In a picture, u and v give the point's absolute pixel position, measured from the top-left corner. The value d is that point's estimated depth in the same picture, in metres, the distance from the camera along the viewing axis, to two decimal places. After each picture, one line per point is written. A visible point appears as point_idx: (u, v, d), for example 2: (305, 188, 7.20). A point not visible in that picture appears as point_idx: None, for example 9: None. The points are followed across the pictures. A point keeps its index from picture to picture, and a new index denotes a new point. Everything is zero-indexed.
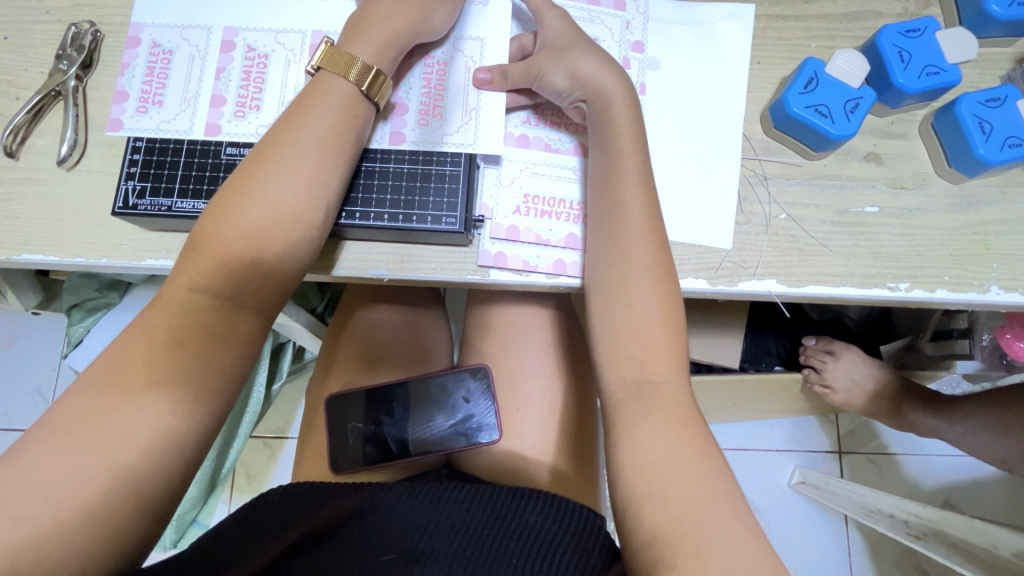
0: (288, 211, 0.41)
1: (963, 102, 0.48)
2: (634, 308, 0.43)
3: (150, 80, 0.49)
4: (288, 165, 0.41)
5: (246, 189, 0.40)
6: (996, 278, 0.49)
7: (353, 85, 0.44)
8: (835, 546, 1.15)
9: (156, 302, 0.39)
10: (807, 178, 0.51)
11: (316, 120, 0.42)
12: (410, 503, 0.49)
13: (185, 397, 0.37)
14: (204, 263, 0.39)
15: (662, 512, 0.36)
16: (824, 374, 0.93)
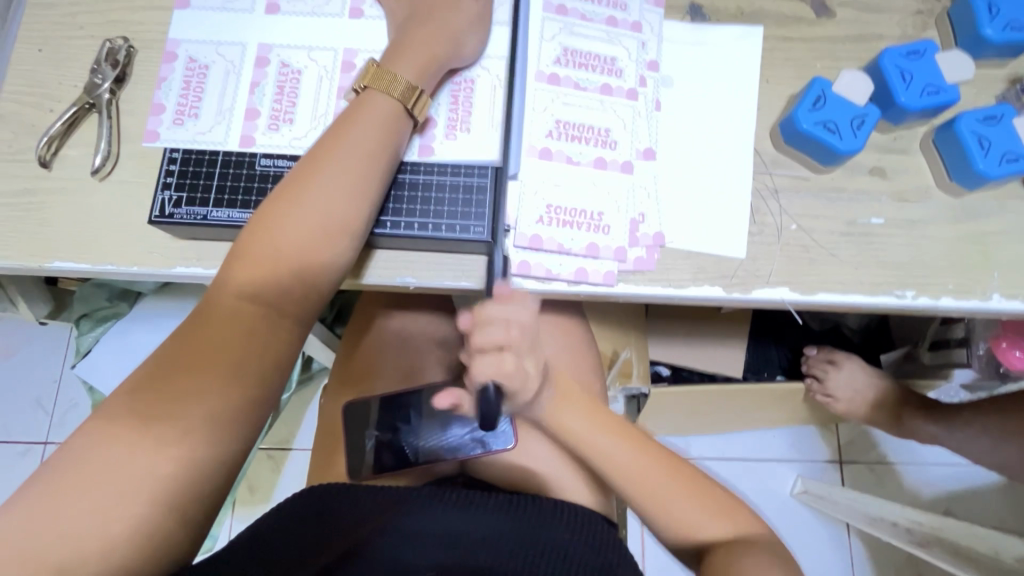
0: (333, 222, 0.43)
1: (962, 120, 0.51)
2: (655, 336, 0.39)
3: (187, 95, 0.51)
4: (336, 178, 0.44)
5: (297, 199, 0.43)
6: (997, 287, 0.51)
7: (398, 100, 0.47)
8: (839, 555, 1.16)
9: (205, 306, 0.41)
10: (816, 191, 0.53)
11: (363, 134, 0.45)
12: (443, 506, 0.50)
13: (224, 400, 0.38)
14: (255, 270, 0.41)
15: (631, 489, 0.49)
16: (826, 383, 0.95)
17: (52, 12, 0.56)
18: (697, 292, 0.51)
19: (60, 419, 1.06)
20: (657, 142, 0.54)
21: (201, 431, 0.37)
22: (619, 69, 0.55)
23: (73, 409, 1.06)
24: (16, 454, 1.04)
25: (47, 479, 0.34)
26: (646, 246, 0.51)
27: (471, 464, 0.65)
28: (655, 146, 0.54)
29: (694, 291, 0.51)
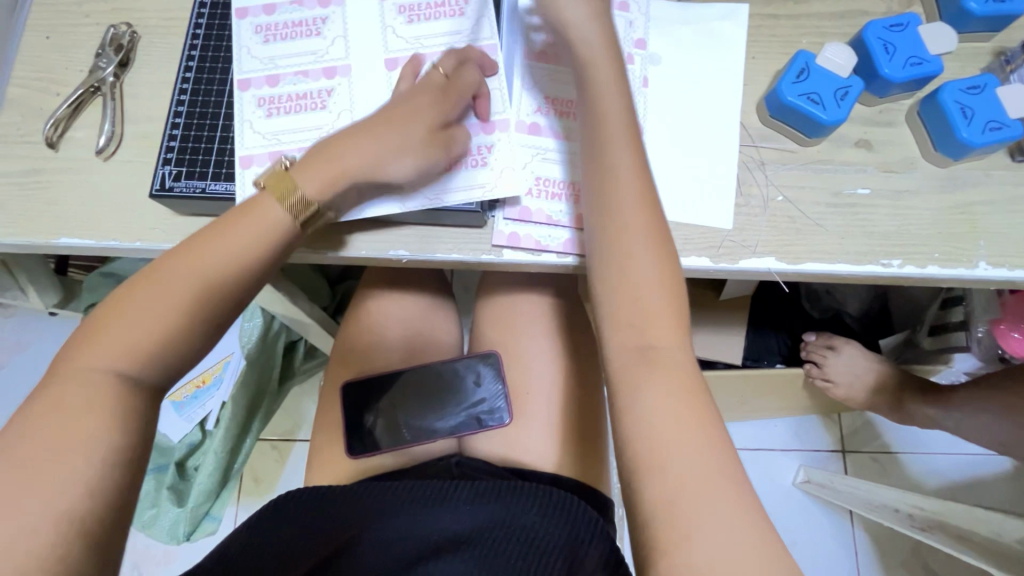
0: (261, 239, 0.43)
1: (945, 90, 0.52)
2: (632, 277, 0.45)
3: (280, 27, 0.53)
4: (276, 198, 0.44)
5: (223, 232, 0.42)
6: (984, 255, 0.51)
7: (288, 215, 0.44)
8: (842, 544, 1.15)
9: (113, 306, 0.39)
10: (802, 163, 0.54)
11: (339, 159, 0.45)
12: (414, 501, 0.51)
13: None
14: (172, 280, 0.40)
15: (658, 489, 0.39)
16: (825, 368, 0.95)
17: (60, 2, 0.58)
18: (685, 262, 0.51)
19: None
20: (645, 117, 0.55)
21: None
22: None
23: None
24: None
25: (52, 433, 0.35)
26: None
27: (467, 442, 0.67)
28: (643, 121, 0.55)
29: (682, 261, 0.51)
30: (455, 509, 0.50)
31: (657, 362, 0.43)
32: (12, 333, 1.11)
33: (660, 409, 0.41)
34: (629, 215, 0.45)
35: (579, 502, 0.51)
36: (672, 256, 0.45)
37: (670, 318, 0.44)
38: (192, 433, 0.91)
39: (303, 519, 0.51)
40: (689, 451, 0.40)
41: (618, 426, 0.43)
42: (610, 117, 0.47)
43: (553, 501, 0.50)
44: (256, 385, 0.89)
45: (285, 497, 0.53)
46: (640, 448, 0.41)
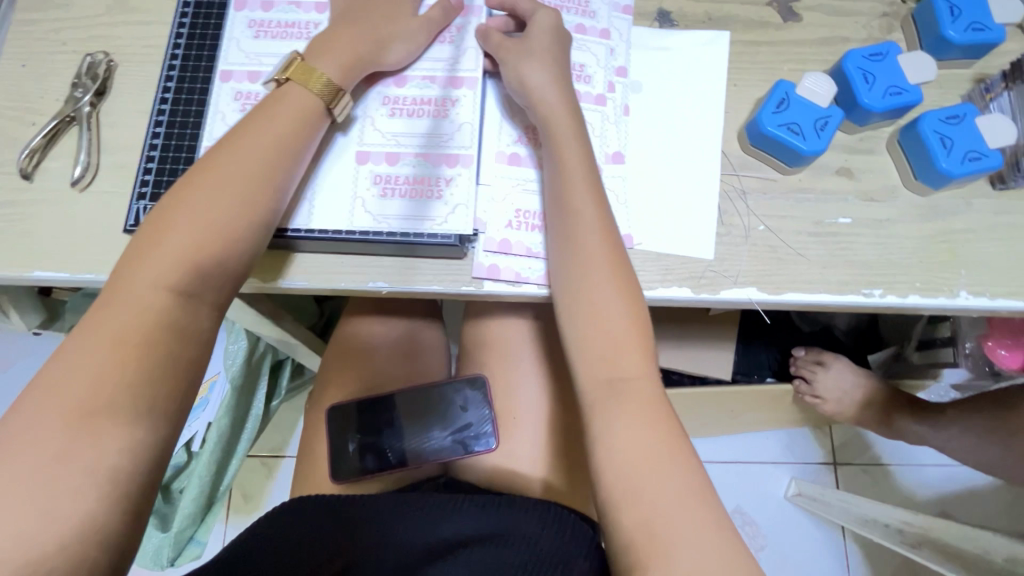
0: (256, 197, 0.45)
1: (925, 120, 0.51)
2: (599, 312, 0.46)
3: (270, 26, 0.54)
4: (241, 167, 0.45)
5: (225, 175, 0.44)
6: (964, 285, 0.51)
7: (316, 96, 0.48)
8: (834, 558, 1.15)
9: (104, 302, 0.41)
10: (783, 192, 0.54)
11: (254, 139, 0.46)
12: (404, 511, 0.51)
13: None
14: (158, 264, 0.42)
15: (634, 527, 0.39)
16: (814, 384, 0.95)
17: (37, 29, 0.58)
18: (666, 293, 0.51)
19: None
20: (626, 146, 0.54)
21: None
22: (588, 76, 0.56)
23: None
24: None
25: (20, 484, 0.35)
26: None
27: (451, 467, 0.66)
28: (624, 150, 0.54)
29: (663, 293, 0.51)
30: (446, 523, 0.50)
31: (626, 396, 0.44)
32: None
33: (630, 444, 0.42)
34: (593, 246, 0.47)
35: (566, 515, 0.51)
36: (635, 288, 0.47)
37: (636, 347, 0.45)
38: (179, 455, 0.89)
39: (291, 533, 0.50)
40: (657, 478, 0.40)
41: (596, 465, 0.42)
42: (570, 156, 0.49)
43: (539, 517, 0.50)
44: (241, 409, 0.88)
45: (275, 513, 0.52)
46: (612, 487, 0.41)
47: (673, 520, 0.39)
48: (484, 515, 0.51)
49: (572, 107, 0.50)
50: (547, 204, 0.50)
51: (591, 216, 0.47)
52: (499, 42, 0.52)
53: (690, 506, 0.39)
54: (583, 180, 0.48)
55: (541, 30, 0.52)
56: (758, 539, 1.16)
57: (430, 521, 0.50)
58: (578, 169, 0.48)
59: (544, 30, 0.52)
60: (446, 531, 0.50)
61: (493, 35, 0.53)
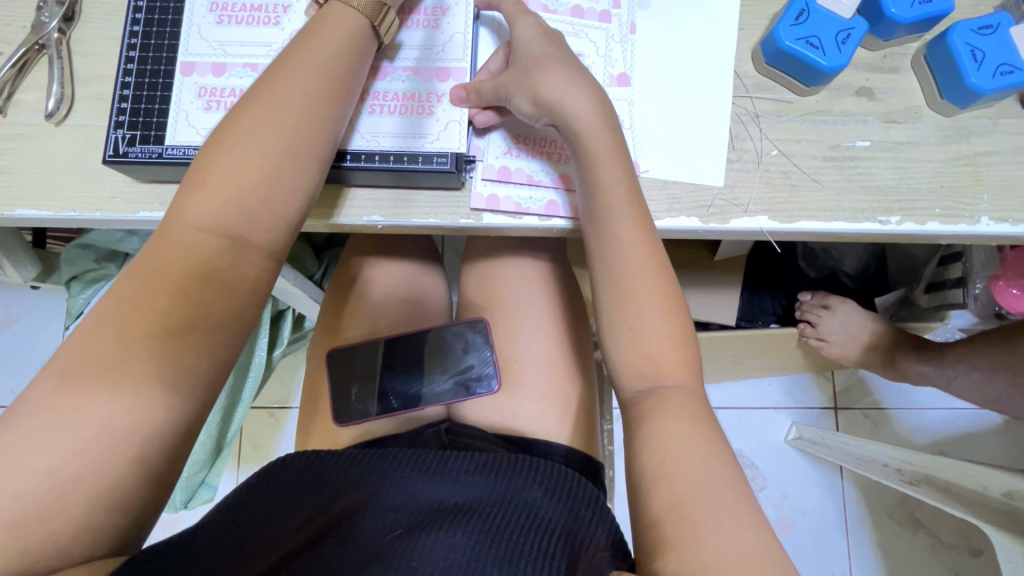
0: (303, 130, 0.41)
1: (955, 30, 0.48)
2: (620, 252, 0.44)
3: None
4: (303, 96, 0.41)
5: (262, 105, 0.41)
6: (986, 210, 0.49)
7: (364, 17, 0.44)
8: (831, 498, 1.18)
9: (163, 238, 0.39)
10: (800, 115, 0.50)
11: (307, 66, 0.42)
12: (414, 466, 0.50)
13: (187, 337, 0.38)
14: (216, 198, 0.39)
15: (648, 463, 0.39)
16: (819, 327, 0.94)
17: None
18: (673, 223, 0.49)
19: None
20: (632, 66, 0.51)
21: (165, 365, 0.37)
22: None
23: None
24: None
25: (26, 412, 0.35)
26: None
27: (455, 409, 0.66)
28: (630, 72, 0.51)
29: (669, 223, 0.49)
30: (453, 479, 0.49)
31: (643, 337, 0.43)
32: None
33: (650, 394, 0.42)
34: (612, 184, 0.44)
35: (573, 476, 0.52)
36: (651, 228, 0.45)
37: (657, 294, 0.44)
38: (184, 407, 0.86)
39: (291, 492, 0.47)
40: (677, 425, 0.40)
41: None
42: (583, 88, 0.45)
43: (547, 480, 0.50)
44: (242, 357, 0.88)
45: (267, 467, 0.49)
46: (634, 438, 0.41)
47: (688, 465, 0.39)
48: (493, 477, 0.49)
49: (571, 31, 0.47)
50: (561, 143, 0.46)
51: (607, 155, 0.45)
52: None
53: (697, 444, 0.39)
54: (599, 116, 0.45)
55: None
56: (757, 482, 1.18)
57: (439, 476, 0.49)
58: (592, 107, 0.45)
59: None
60: (456, 490, 0.48)
61: None
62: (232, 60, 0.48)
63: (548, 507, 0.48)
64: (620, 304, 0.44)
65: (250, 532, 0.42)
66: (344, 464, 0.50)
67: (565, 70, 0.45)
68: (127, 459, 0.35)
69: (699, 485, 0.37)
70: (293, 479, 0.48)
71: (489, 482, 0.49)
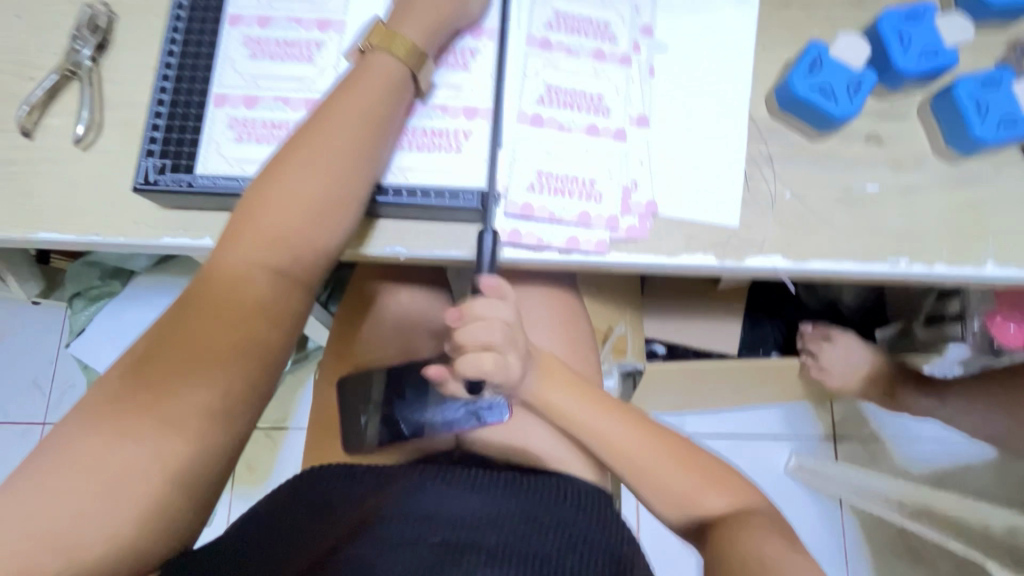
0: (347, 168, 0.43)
1: (961, 84, 0.50)
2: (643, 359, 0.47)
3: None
4: (348, 136, 0.43)
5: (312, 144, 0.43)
6: (991, 254, 0.51)
7: (404, 65, 0.46)
8: (831, 529, 1.18)
9: (211, 276, 0.41)
10: (812, 158, 0.52)
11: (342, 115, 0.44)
12: (433, 482, 0.51)
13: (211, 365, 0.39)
14: (263, 238, 0.41)
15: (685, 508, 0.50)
16: (821, 359, 0.95)
17: None
18: (690, 260, 0.50)
19: (57, 399, 1.06)
20: (650, 108, 0.53)
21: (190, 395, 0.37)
22: (612, 34, 0.53)
23: (70, 390, 1.06)
24: (14, 434, 1.04)
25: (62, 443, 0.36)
26: (638, 215, 0.51)
27: (465, 438, 0.66)
28: (649, 114, 0.53)
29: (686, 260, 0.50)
30: (474, 494, 0.51)
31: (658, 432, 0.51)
32: None
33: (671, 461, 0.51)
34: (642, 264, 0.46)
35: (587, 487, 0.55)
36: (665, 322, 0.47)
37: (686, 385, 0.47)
38: None
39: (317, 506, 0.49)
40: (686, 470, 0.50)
41: None
42: None
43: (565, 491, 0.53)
44: None
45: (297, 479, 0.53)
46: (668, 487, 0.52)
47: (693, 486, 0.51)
48: (511, 494, 0.51)
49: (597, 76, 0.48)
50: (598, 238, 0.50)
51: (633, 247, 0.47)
52: None
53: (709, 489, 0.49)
54: None
55: None
56: None
57: (458, 493, 0.50)
58: None
59: None
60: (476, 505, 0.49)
61: None
62: (264, 93, 0.49)
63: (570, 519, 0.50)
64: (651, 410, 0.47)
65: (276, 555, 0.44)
66: (364, 476, 0.52)
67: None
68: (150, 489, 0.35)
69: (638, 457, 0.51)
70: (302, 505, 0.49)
71: (501, 498, 0.50)
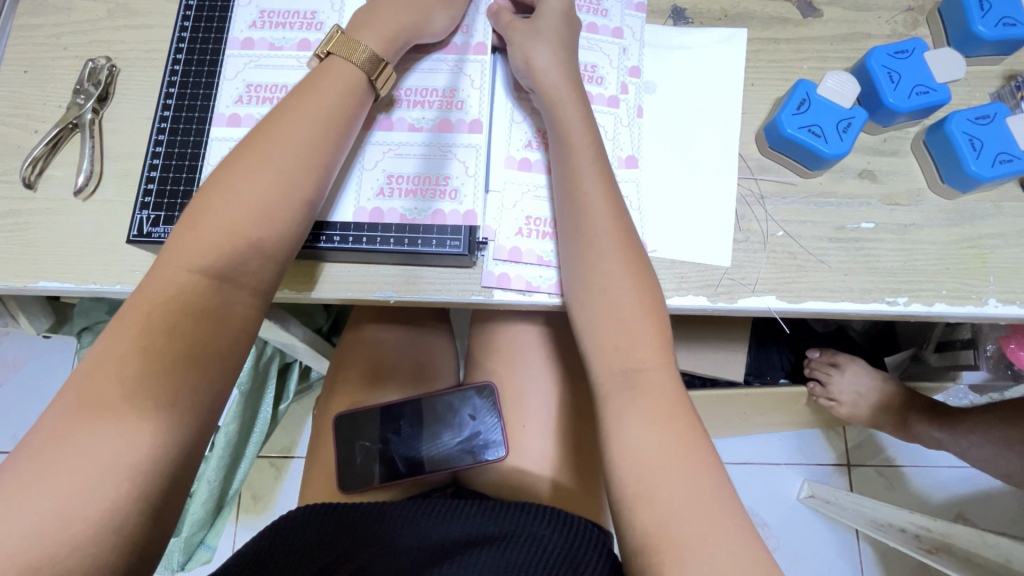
0: (321, 131, 0.44)
1: (953, 120, 0.49)
2: (612, 300, 0.44)
3: (275, 15, 0.53)
4: (307, 121, 0.44)
5: (281, 117, 0.44)
6: (994, 292, 0.49)
7: (362, 70, 0.46)
8: (847, 560, 1.14)
9: (195, 220, 0.41)
10: (804, 196, 0.52)
11: (383, 18, 0.48)
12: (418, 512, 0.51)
13: (182, 411, 0.37)
14: (233, 195, 0.41)
15: (651, 516, 0.38)
16: (829, 387, 0.93)
17: (38, 34, 0.57)
18: (681, 302, 0.50)
19: None
20: (639, 149, 0.53)
21: (165, 446, 0.36)
22: (600, 77, 0.54)
23: None
24: None
25: (6, 478, 0.33)
26: None
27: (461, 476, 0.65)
28: (638, 154, 0.52)
29: (678, 302, 0.49)
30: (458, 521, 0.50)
31: (640, 389, 0.42)
32: (6, 353, 1.10)
33: (655, 439, 0.40)
34: (597, 208, 0.46)
35: (575, 518, 0.50)
36: (648, 268, 0.45)
37: (654, 338, 0.43)
38: None
39: (307, 544, 0.49)
40: (674, 473, 0.39)
41: (609, 467, 0.41)
42: (579, 146, 0.47)
43: (551, 517, 0.50)
44: (249, 412, 0.86)
45: (278, 521, 0.51)
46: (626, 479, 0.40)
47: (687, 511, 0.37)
48: (498, 519, 0.50)
49: (577, 87, 0.49)
50: (558, 210, 0.48)
51: (602, 213, 0.46)
52: (509, 26, 0.51)
53: (703, 504, 0.38)
54: (592, 168, 0.46)
55: (547, 14, 0.50)
56: (770, 541, 1.15)
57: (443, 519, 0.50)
58: (587, 161, 0.47)
59: (552, 13, 0.50)
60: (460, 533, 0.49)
61: (505, 17, 0.51)
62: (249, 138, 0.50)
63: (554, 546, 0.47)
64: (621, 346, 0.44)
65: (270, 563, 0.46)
66: (342, 518, 0.50)
67: (568, 139, 0.47)
68: (110, 547, 0.33)
69: (681, 513, 0.37)
70: (297, 532, 0.49)
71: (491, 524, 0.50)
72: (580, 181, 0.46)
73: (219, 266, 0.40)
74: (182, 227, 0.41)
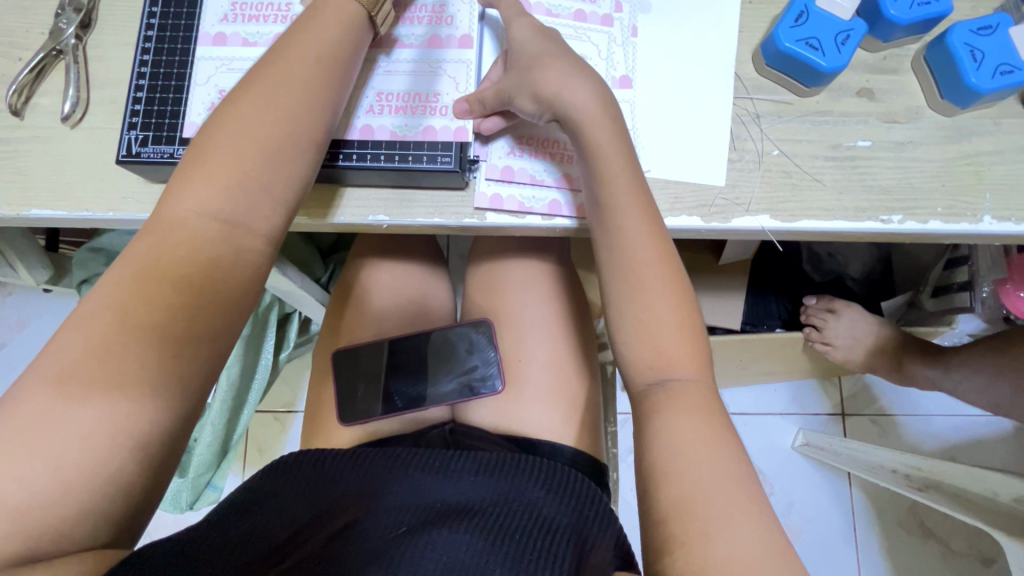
0: (320, 73, 0.43)
1: (954, 31, 0.48)
2: (621, 235, 0.44)
3: None
4: (307, 61, 0.42)
5: (280, 55, 0.42)
6: (989, 209, 0.49)
7: (362, 7, 0.44)
8: (839, 505, 1.17)
9: (202, 157, 0.40)
10: (801, 115, 0.51)
11: None
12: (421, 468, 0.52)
13: (180, 320, 0.38)
14: (238, 134, 0.40)
15: (656, 449, 0.40)
16: (824, 331, 0.93)
17: None
18: (675, 223, 0.50)
19: None
20: (633, 69, 0.52)
21: (165, 349, 0.37)
22: None
23: None
24: None
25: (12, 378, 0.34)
26: None
27: (459, 410, 0.67)
28: (632, 74, 0.52)
29: (672, 223, 0.49)
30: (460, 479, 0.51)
31: (643, 313, 0.44)
32: (9, 313, 1.11)
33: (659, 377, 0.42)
34: (604, 144, 0.45)
35: (572, 476, 0.53)
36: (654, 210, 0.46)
37: (660, 269, 0.44)
38: None
39: (307, 491, 0.49)
40: (677, 413, 0.41)
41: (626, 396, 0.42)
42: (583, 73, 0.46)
43: (550, 479, 0.52)
44: (248, 359, 0.88)
45: (269, 472, 0.50)
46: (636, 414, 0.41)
47: (689, 445, 0.40)
48: (494, 479, 0.51)
49: None
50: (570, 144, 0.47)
51: (609, 148, 0.45)
52: None
53: (703, 437, 0.40)
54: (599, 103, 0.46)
55: None
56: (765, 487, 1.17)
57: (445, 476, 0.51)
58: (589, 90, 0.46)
59: None
60: (462, 489, 0.50)
61: None
62: (237, 57, 0.49)
63: (553, 506, 0.49)
64: (626, 274, 0.44)
65: (264, 509, 0.46)
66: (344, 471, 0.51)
67: (561, 53, 0.46)
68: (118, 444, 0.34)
69: (684, 447, 0.39)
70: (295, 481, 0.49)
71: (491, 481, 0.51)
72: (586, 113, 0.45)
73: (217, 196, 0.39)
74: (182, 171, 0.40)
